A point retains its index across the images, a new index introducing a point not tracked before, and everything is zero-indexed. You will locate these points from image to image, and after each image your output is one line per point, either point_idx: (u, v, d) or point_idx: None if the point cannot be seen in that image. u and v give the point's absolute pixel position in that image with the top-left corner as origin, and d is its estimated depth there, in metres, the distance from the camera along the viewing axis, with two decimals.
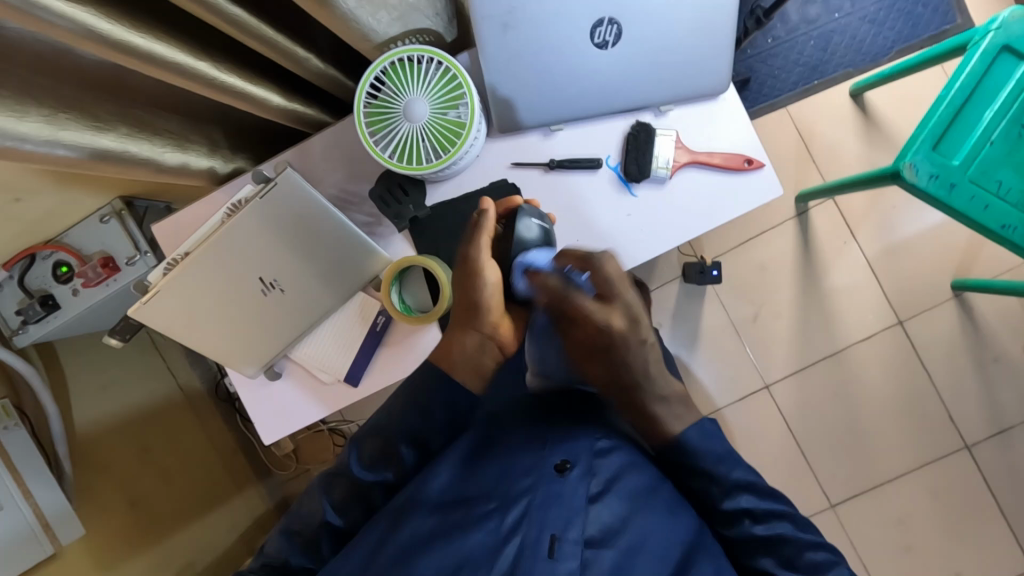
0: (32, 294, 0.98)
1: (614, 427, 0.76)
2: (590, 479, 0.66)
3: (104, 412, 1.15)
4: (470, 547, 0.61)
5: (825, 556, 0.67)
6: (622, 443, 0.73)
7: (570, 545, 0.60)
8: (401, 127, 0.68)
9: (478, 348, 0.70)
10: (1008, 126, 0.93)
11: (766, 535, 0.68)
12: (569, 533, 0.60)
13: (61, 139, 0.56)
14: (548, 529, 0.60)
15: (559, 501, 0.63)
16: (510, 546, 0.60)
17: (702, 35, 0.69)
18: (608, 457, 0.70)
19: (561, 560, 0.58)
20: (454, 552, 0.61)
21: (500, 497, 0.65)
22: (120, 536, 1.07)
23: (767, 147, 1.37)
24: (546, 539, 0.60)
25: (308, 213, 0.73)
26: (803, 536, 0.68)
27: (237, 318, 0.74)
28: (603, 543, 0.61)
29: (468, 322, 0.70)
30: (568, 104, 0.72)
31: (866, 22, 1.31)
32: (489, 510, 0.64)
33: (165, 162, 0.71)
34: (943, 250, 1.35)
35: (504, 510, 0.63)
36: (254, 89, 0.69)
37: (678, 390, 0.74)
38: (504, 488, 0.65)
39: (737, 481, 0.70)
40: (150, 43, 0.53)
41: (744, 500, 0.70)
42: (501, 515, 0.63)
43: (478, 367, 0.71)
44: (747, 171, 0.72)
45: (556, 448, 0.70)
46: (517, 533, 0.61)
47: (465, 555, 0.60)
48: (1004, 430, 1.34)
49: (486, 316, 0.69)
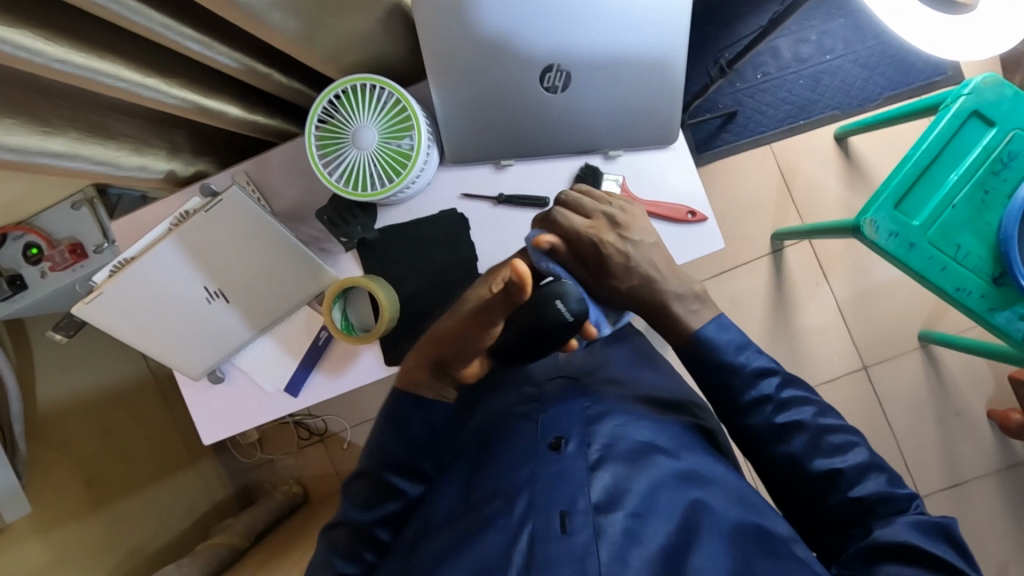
0: (1, 272, 0.96)
1: (611, 395, 0.71)
2: (587, 449, 0.60)
3: (69, 391, 1.16)
4: (481, 553, 0.55)
5: (844, 441, 0.64)
6: (614, 407, 0.67)
7: (583, 516, 0.54)
8: (350, 153, 0.70)
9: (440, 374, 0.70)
10: (972, 189, 0.93)
11: (785, 422, 0.66)
12: (577, 505, 0.55)
13: (6, 143, 0.57)
14: (556, 507, 0.55)
15: (561, 479, 0.57)
16: (522, 541, 0.54)
17: (651, 87, 0.71)
18: (601, 423, 0.64)
19: (575, 533, 0.53)
20: (467, 560, 0.55)
21: (503, 491, 0.59)
22: (74, 515, 1.09)
23: (749, 181, 1.36)
24: (555, 518, 0.55)
25: (253, 228, 0.75)
26: (824, 422, 0.66)
27: (182, 323, 0.76)
28: (612, 506, 0.55)
29: (443, 355, 0.68)
30: (518, 143, 0.74)
31: (856, 65, 1.28)
32: (497, 509, 0.58)
33: (120, 165, 0.73)
34: (913, 300, 1.34)
35: (510, 504, 0.57)
36: (212, 104, 0.71)
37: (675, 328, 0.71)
38: (505, 482, 0.60)
39: (758, 368, 0.68)
40: (90, 61, 0.54)
41: (768, 385, 0.68)
42: (509, 510, 0.57)
43: (440, 391, 0.70)
44: (690, 222, 0.75)
45: (546, 429, 0.64)
46: (527, 521, 0.55)
47: (481, 558, 0.54)
48: (959, 483, 1.33)
49: (461, 356, 0.68)
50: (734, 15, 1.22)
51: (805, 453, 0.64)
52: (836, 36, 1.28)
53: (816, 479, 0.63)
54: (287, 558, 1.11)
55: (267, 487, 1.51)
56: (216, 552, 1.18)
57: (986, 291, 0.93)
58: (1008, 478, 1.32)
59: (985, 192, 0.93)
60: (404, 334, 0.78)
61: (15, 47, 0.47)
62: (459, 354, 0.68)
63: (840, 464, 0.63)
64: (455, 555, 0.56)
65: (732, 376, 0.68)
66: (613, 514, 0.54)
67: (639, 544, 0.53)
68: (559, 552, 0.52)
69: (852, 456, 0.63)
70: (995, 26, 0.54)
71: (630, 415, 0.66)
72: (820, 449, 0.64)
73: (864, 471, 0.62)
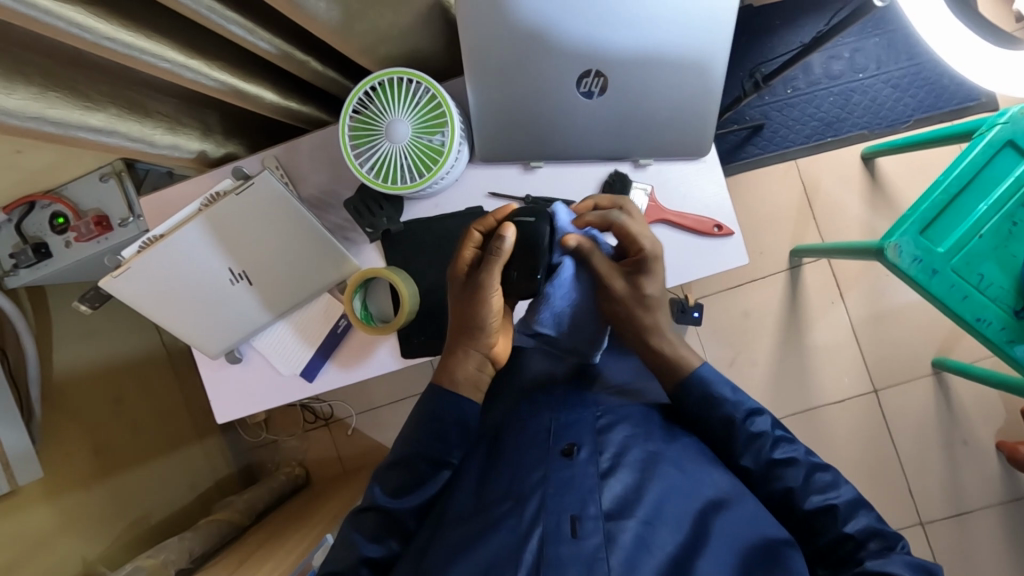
0: (26, 240, 0.97)
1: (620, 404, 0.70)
2: (599, 457, 0.60)
3: (82, 359, 1.17)
4: (492, 550, 0.54)
5: (834, 478, 0.64)
6: (626, 420, 0.66)
7: (592, 522, 0.55)
8: (382, 145, 0.70)
9: (478, 366, 0.69)
10: (1000, 220, 0.92)
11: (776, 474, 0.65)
12: (588, 511, 0.55)
13: (47, 116, 0.59)
14: (567, 512, 0.55)
15: (573, 485, 0.57)
16: (534, 542, 0.54)
17: (687, 97, 0.71)
18: (610, 432, 0.64)
19: (586, 537, 0.53)
20: (478, 558, 0.54)
21: (515, 493, 0.59)
22: (84, 481, 1.11)
23: (771, 195, 1.35)
24: (566, 521, 0.55)
25: (282, 213, 0.76)
26: (814, 460, 0.65)
27: (203, 301, 0.77)
28: (623, 513, 0.55)
29: (468, 342, 0.68)
30: (550, 146, 0.74)
31: (889, 85, 1.27)
32: (508, 509, 0.58)
33: (155, 143, 0.73)
34: (929, 325, 1.33)
35: (522, 506, 0.57)
36: (249, 88, 0.71)
37: (672, 355, 0.71)
38: (519, 485, 0.60)
39: (752, 407, 0.68)
40: (135, 39, 0.54)
41: (761, 424, 0.67)
42: (521, 513, 0.57)
43: (478, 382, 0.70)
44: (715, 235, 0.75)
45: (560, 435, 0.64)
46: (538, 523, 0.55)
47: (491, 558, 0.54)
48: (962, 513, 1.32)
49: (485, 335, 0.68)
50: (769, 28, 1.21)
51: (800, 489, 0.63)
52: (870, 55, 1.27)
53: (808, 517, 0.62)
54: (290, 536, 1.13)
55: (270, 466, 1.53)
56: (218, 527, 1.21)
57: (1006, 322, 0.92)
58: (1011, 511, 1.31)
59: (1014, 224, 0.92)
60: (423, 326, 0.79)
61: (66, 23, 0.48)
62: (476, 330, 0.68)
63: (834, 500, 0.62)
64: (470, 550, 0.55)
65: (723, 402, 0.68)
66: (624, 521, 0.54)
67: (647, 553, 0.53)
68: (570, 555, 0.52)
69: (844, 492, 0.62)
70: (1014, 57, 0.49)
71: (638, 428, 0.65)
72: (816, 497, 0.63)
73: (855, 507, 0.61)
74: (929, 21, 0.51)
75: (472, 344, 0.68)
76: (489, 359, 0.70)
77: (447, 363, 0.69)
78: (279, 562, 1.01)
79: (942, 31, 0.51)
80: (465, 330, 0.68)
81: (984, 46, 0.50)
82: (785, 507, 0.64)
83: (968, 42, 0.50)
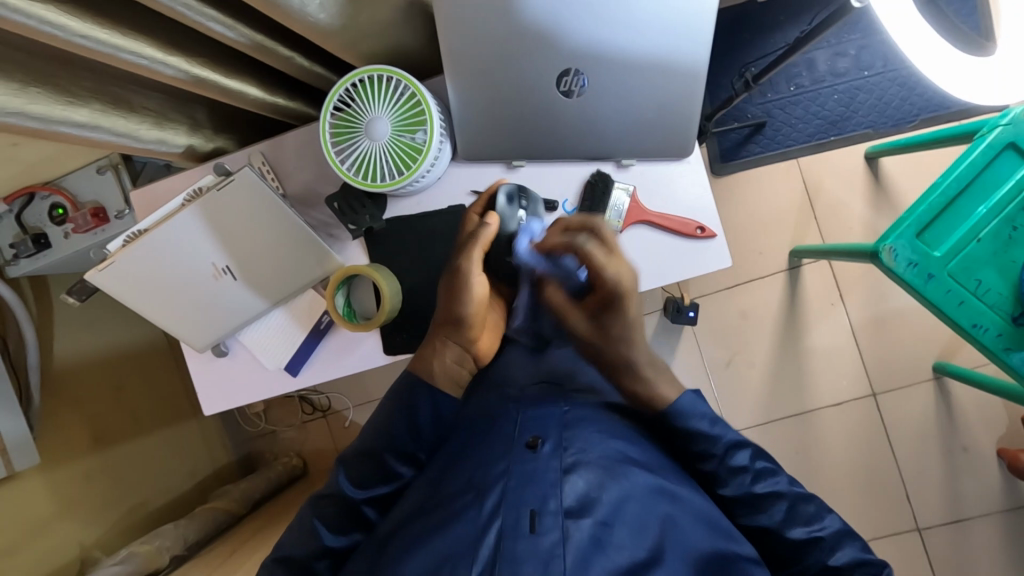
0: (27, 230, 0.99)
1: (595, 404, 0.70)
2: (563, 452, 0.58)
3: (82, 349, 1.19)
4: (449, 542, 0.52)
5: (818, 509, 0.64)
6: (592, 419, 0.65)
7: (552, 517, 0.52)
8: (362, 143, 0.70)
9: (456, 360, 0.71)
10: (1000, 225, 0.90)
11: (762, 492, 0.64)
12: (548, 506, 0.53)
13: (28, 111, 0.59)
14: (526, 506, 0.53)
15: (534, 478, 0.55)
16: (490, 537, 0.52)
17: (669, 98, 0.70)
18: (576, 428, 0.62)
19: (544, 533, 0.51)
20: (435, 548, 0.52)
21: (475, 485, 0.57)
22: (82, 468, 1.13)
23: (771, 194, 1.33)
24: (525, 517, 0.52)
25: (264, 209, 0.76)
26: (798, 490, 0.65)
27: (188, 296, 0.78)
28: (583, 512, 0.53)
29: (449, 333, 0.70)
30: (532, 146, 0.74)
31: (895, 84, 1.24)
32: (466, 502, 0.55)
33: (141, 138, 0.74)
34: (932, 329, 1.31)
35: (480, 498, 0.55)
36: (231, 83, 0.72)
37: (653, 358, 0.71)
38: (478, 476, 0.57)
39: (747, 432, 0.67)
40: (110, 36, 0.55)
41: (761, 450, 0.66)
42: (479, 504, 0.55)
43: (456, 377, 0.72)
44: (698, 238, 0.74)
45: (524, 427, 0.62)
46: (496, 516, 0.53)
47: (449, 550, 0.52)
48: (960, 520, 1.30)
49: (468, 331, 0.69)
50: (771, 24, 1.19)
51: (787, 515, 0.63)
52: (875, 52, 1.24)
53: (790, 547, 0.63)
54: (280, 527, 1.14)
55: (268, 457, 1.54)
56: (214, 516, 1.22)
57: (1003, 329, 0.90)
58: (1010, 520, 1.29)
59: (1013, 229, 0.90)
60: (405, 324, 0.79)
61: (37, 21, 0.48)
62: (463, 325, 0.69)
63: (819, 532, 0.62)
64: (425, 542, 0.53)
65: (703, 403, 0.66)
66: (582, 520, 0.52)
67: (604, 553, 0.51)
68: (526, 552, 0.50)
69: (829, 524, 0.63)
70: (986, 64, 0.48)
71: (604, 426, 0.64)
72: (793, 508, 0.63)
73: (840, 538, 0.62)
74: (907, 27, 0.49)
75: (452, 336, 0.70)
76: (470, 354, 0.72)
77: (424, 351, 0.71)
78: (268, 553, 1.02)
79: (908, 22, 0.49)
80: (446, 323, 0.69)
81: (954, 54, 0.49)
82: (760, 520, 0.64)
83: (942, 49, 0.49)
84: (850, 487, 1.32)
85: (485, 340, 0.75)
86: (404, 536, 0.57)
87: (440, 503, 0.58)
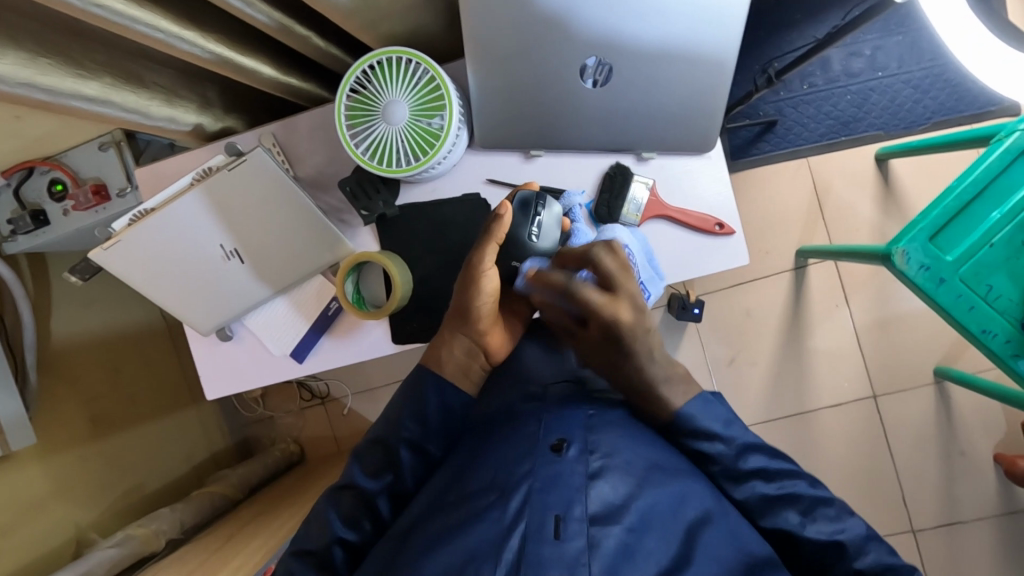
0: (25, 206, 0.96)
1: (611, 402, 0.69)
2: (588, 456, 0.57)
3: (80, 329, 1.16)
4: (472, 543, 0.51)
5: (838, 512, 0.63)
6: (614, 419, 0.64)
7: (577, 524, 0.51)
8: (379, 127, 0.69)
9: (466, 353, 0.70)
10: (1013, 231, 0.89)
11: (776, 494, 0.63)
12: (573, 512, 0.52)
13: (38, 83, 0.57)
14: (551, 510, 0.52)
15: (559, 481, 0.54)
16: (514, 540, 0.51)
17: (694, 92, 0.69)
18: (599, 429, 0.62)
19: (569, 540, 0.50)
20: (455, 547, 0.51)
21: (499, 485, 0.56)
22: (82, 449, 1.12)
23: (781, 193, 1.32)
24: (549, 521, 0.51)
25: (275, 190, 0.74)
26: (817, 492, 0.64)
27: (197, 278, 0.76)
28: (610, 519, 0.52)
29: (459, 325, 0.70)
30: (552, 136, 0.73)
31: (909, 86, 1.23)
32: (490, 501, 0.54)
33: (150, 116, 0.72)
34: (935, 333, 1.31)
35: (505, 498, 0.54)
36: (246, 62, 0.70)
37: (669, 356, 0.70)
38: (503, 476, 0.56)
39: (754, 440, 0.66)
40: (126, 8, 0.53)
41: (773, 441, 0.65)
42: (503, 505, 0.53)
43: (468, 371, 0.71)
44: (717, 234, 0.74)
45: (549, 429, 0.61)
46: (520, 519, 0.52)
47: (468, 549, 0.51)
48: (954, 523, 1.31)
49: (477, 322, 0.70)
50: (789, 20, 1.18)
51: (801, 517, 0.62)
52: (891, 53, 1.23)
53: (812, 550, 0.62)
54: (280, 514, 1.12)
55: (265, 442, 1.53)
56: (212, 501, 1.21)
57: (1012, 336, 0.90)
58: (1006, 524, 1.30)
59: None
60: (416, 312, 0.78)
61: None
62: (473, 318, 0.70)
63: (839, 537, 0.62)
64: (445, 539, 0.52)
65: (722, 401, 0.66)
66: (610, 527, 0.51)
67: (632, 562, 0.50)
68: (550, 557, 0.49)
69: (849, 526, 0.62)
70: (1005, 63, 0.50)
71: (630, 430, 0.63)
72: (812, 513, 0.63)
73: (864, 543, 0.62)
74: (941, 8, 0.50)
75: (461, 328, 0.71)
76: (481, 350, 0.71)
77: (436, 343, 0.71)
78: (266, 540, 1.01)
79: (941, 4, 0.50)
80: (457, 316, 0.70)
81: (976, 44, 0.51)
82: (776, 524, 0.63)
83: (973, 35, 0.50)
84: (845, 487, 1.33)
85: (499, 339, 0.73)
86: (421, 533, 0.55)
87: (456, 500, 0.57)
